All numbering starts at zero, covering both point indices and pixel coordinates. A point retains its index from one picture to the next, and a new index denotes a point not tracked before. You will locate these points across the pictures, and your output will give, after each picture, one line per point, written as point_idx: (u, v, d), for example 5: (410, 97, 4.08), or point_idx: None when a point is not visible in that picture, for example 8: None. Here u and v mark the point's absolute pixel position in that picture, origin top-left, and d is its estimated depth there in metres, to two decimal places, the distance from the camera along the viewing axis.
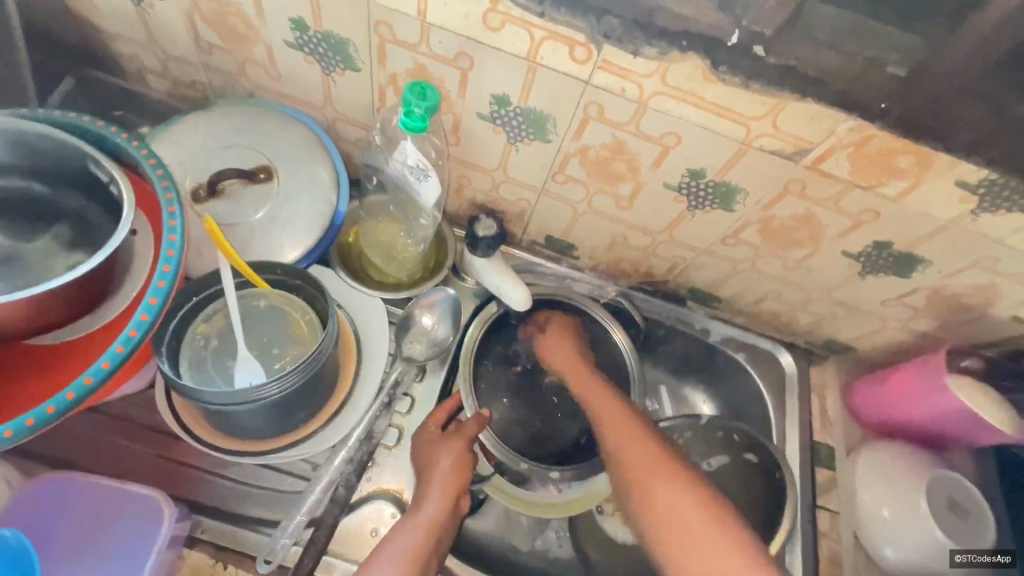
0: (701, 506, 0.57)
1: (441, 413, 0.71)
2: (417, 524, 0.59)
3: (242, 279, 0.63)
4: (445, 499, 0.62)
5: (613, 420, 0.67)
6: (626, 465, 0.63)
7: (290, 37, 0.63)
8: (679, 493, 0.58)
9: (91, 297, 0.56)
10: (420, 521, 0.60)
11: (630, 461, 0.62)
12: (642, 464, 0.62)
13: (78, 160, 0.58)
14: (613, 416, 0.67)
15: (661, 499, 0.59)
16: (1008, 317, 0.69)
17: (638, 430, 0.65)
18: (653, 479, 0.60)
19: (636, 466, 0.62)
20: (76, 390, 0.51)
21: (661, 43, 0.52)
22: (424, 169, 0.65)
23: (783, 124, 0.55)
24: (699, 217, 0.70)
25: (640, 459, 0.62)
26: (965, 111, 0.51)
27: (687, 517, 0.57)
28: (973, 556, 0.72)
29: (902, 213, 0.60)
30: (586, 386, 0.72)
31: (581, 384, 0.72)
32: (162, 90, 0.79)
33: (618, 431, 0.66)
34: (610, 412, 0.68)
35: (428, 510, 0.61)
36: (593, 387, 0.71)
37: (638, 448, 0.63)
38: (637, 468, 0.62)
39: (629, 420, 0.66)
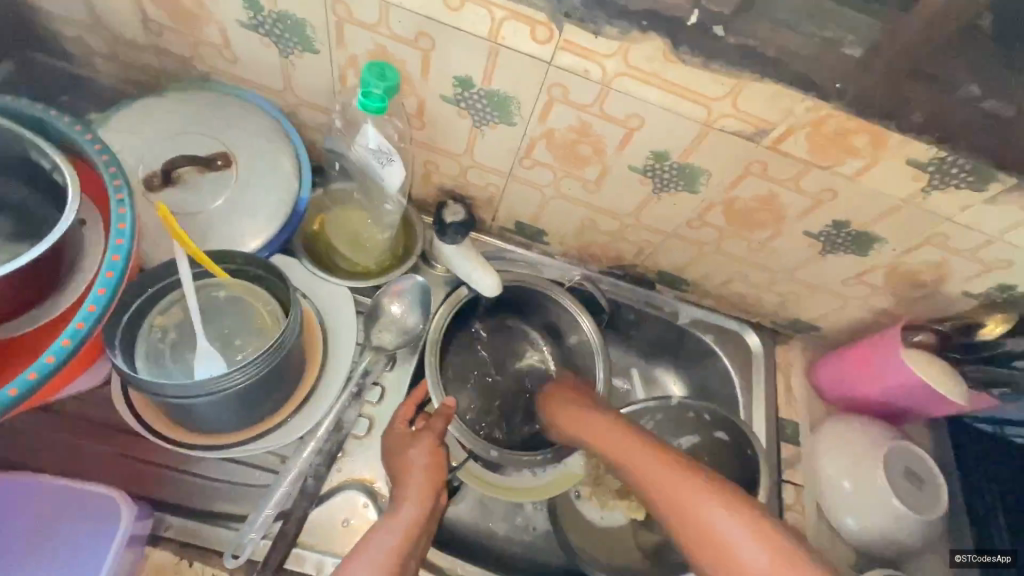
0: (758, 536, 0.55)
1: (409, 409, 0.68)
2: (394, 526, 0.57)
3: (201, 269, 0.61)
4: (422, 498, 0.60)
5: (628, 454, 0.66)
6: (671, 503, 0.60)
7: (243, 17, 0.61)
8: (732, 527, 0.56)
9: (34, 290, 0.53)
10: (397, 523, 0.57)
11: (677, 499, 0.60)
12: (684, 499, 0.59)
13: (15, 146, 0.55)
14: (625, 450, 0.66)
15: (718, 531, 0.57)
16: (959, 292, 0.72)
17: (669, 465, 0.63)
18: (704, 510, 0.58)
19: (682, 505, 0.59)
20: (20, 386, 0.48)
21: (622, 23, 0.52)
22: (388, 153, 0.64)
23: (743, 105, 0.56)
24: (665, 199, 0.70)
25: (684, 493, 0.60)
26: (916, 90, 0.52)
27: (754, 552, 0.55)
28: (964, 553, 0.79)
29: (859, 192, 0.61)
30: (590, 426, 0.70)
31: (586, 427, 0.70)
32: (109, 74, 0.75)
33: (646, 467, 0.64)
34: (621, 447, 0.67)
35: (404, 513, 0.58)
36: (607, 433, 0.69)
37: (677, 481, 0.61)
38: (679, 506, 0.60)
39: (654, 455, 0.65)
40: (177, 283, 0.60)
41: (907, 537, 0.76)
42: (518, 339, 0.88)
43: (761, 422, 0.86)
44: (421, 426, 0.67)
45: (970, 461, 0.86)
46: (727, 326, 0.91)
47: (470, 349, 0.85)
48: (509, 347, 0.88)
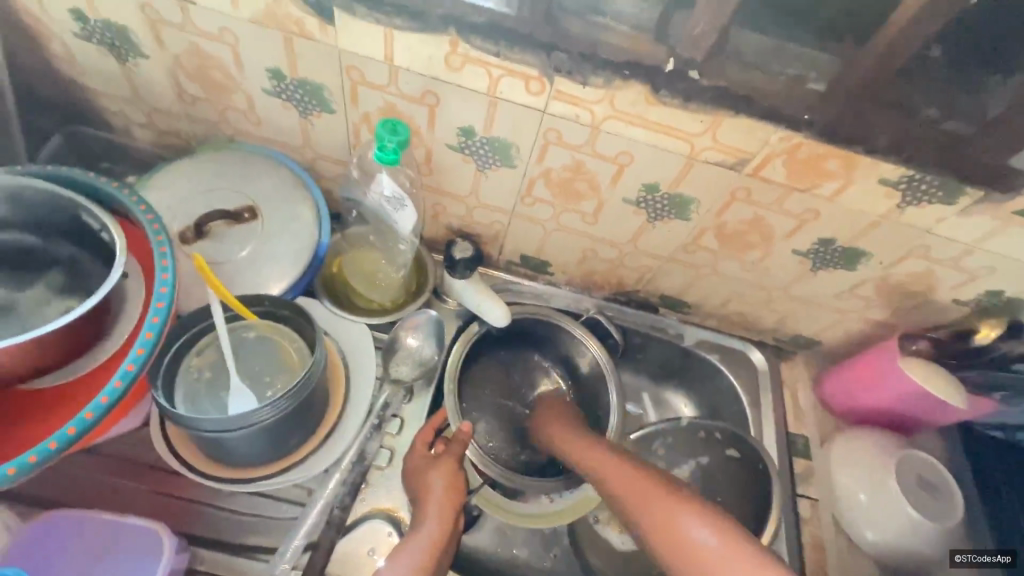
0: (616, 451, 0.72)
1: (428, 432, 0.72)
2: (420, 543, 0.60)
3: (232, 313, 0.66)
4: (443, 517, 0.63)
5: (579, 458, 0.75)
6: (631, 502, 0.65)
7: (267, 85, 0.68)
8: (689, 520, 0.60)
9: (86, 338, 0.59)
10: (421, 539, 0.61)
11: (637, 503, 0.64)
12: (651, 503, 0.64)
13: (70, 211, 0.62)
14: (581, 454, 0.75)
15: (666, 525, 0.61)
16: (949, 301, 0.75)
17: (645, 476, 0.67)
18: (659, 516, 0.62)
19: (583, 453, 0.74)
20: (77, 426, 0.54)
21: (606, 73, 0.58)
22: (401, 199, 0.69)
23: (722, 138, 0.61)
24: (659, 227, 0.75)
25: (645, 492, 0.65)
26: (882, 114, 0.56)
27: (704, 538, 0.59)
28: (975, 555, 0.80)
29: (840, 211, 0.66)
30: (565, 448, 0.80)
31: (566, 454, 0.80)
32: (146, 141, 0.83)
33: (616, 474, 0.69)
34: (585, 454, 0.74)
35: (426, 530, 0.62)
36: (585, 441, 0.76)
37: (646, 481, 0.66)
38: (646, 504, 0.64)
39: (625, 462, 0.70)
40: (211, 327, 0.65)
41: (925, 546, 0.76)
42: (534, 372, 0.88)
43: (772, 437, 0.88)
44: (442, 449, 0.70)
45: (983, 467, 0.86)
46: (731, 345, 0.94)
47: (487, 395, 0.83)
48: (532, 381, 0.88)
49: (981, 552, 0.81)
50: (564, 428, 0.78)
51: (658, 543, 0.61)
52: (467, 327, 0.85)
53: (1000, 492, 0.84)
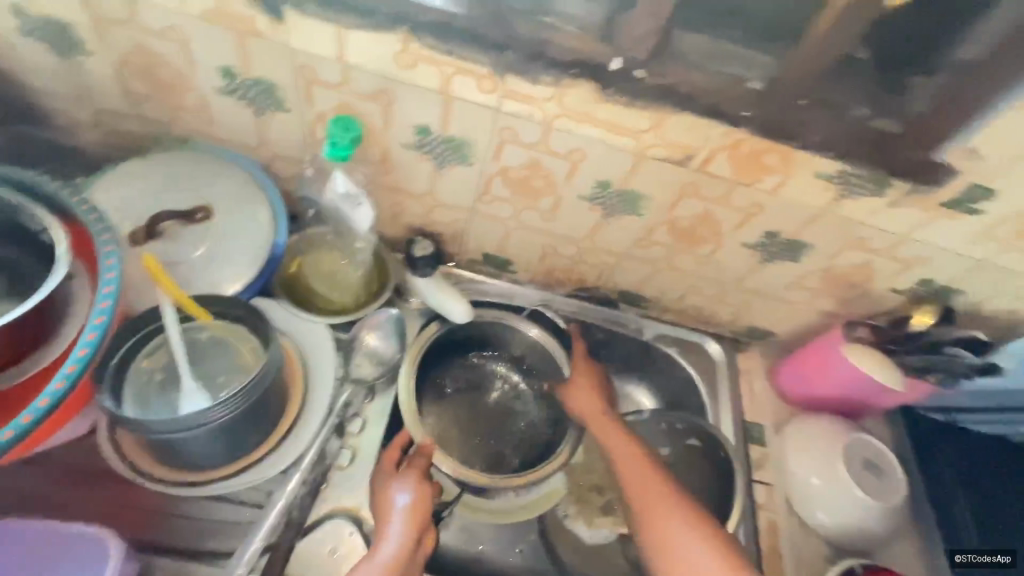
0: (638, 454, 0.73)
1: (395, 450, 0.72)
2: (378, 561, 0.59)
3: (184, 313, 0.65)
4: (404, 533, 0.63)
5: (625, 454, 0.74)
6: (637, 503, 0.69)
7: (218, 83, 0.68)
8: (690, 536, 0.64)
9: (27, 341, 0.57)
10: (381, 557, 0.60)
11: (646, 505, 0.68)
12: (655, 518, 0.67)
13: (9, 211, 0.60)
14: (626, 450, 0.74)
15: (667, 535, 0.65)
16: (887, 290, 0.79)
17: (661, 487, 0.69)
18: (662, 523, 0.66)
19: (615, 443, 0.75)
20: (14, 429, 0.52)
21: (554, 71, 0.59)
22: (356, 197, 0.70)
23: (668, 134, 0.63)
24: (615, 223, 0.77)
25: (656, 502, 0.68)
26: (815, 112, 0.60)
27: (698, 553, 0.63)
28: (972, 556, 0.82)
29: (782, 204, 0.69)
30: (596, 418, 0.79)
31: (600, 420, 0.79)
32: (94, 142, 0.81)
33: (634, 473, 0.72)
34: (624, 449, 0.74)
35: (386, 547, 0.61)
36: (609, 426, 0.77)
37: (662, 491, 0.69)
38: (651, 519, 0.67)
39: (644, 465, 0.72)
40: (162, 328, 0.64)
41: (871, 524, 0.80)
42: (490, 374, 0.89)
43: (729, 426, 0.91)
44: (408, 463, 0.70)
45: (926, 448, 0.90)
46: (689, 338, 0.96)
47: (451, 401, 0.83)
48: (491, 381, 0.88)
49: (979, 553, 0.82)
50: (599, 412, 0.79)
51: (649, 546, 0.66)
52: (427, 326, 0.85)
53: (942, 471, 0.89)
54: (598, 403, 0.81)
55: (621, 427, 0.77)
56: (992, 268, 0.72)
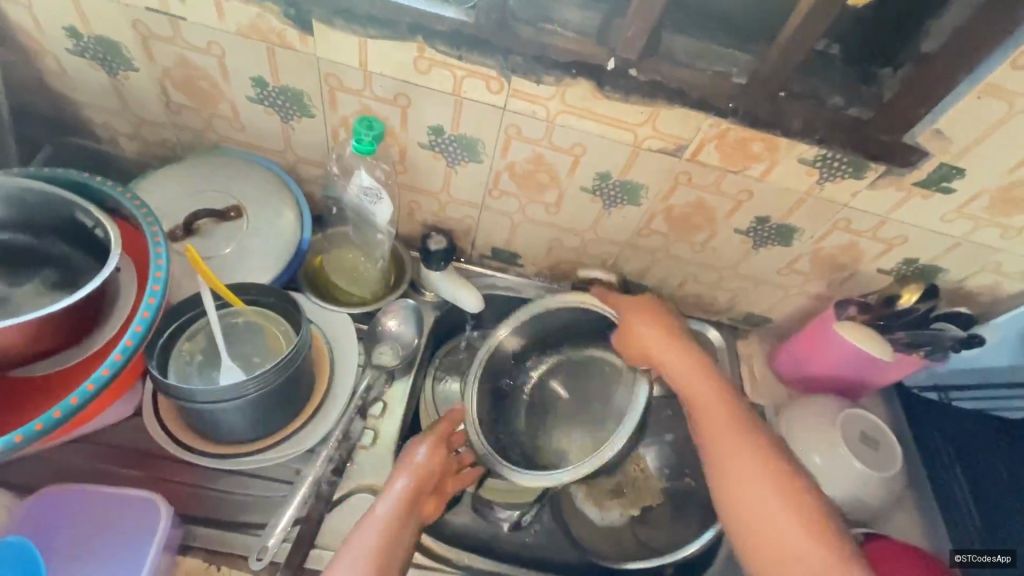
0: (715, 389, 0.76)
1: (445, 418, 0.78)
2: (374, 520, 0.65)
3: (222, 301, 0.71)
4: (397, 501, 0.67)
5: (691, 383, 0.77)
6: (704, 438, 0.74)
7: (251, 93, 0.75)
8: (752, 464, 0.70)
9: (84, 321, 0.63)
10: (377, 517, 0.65)
11: (716, 443, 0.73)
12: (728, 465, 0.71)
13: (67, 208, 0.66)
14: (692, 380, 0.77)
15: (729, 464, 0.71)
16: (874, 271, 0.84)
17: (732, 431, 0.73)
18: (730, 446, 0.72)
19: (687, 377, 0.77)
20: (80, 396, 0.57)
21: (556, 72, 0.66)
22: (377, 192, 0.75)
23: (661, 127, 0.70)
24: (615, 214, 0.83)
25: (723, 437, 0.73)
26: (794, 103, 0.66)
27: (754, 476, 0.69)
28: (972, 556, 0.83)
29: (769, 189, 0.75)
30: (674, 354, 0.79)
31: (669, 349, 0.79)
32: (133, 151, 0.87)
33: (710, 407, 0.75)
34: (691, 378, 0.77)
35: (380, 508, 0.66)
36: (672, 357, 0.79)
37: (730, 431, 0.73)
38: (723, 463, 0.72)
39: (725, 405, 0.75)
40: (201, 314, 0.70)
41: (870, 494, 0.84)
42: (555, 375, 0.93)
43: None
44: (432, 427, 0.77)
45: (920, 424, 0.94)
46: (690, 325, 1.01)
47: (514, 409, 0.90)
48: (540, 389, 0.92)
49: (979, 552, 0.83)
50: (661, 339, 0.81)
51: (716, 489, 0.71)
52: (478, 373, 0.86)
53: (936, 445, 0.92)
54: (658, 328, 0.81)
55: (692, 356, 0.79)
56: (968, 246, 0.77)
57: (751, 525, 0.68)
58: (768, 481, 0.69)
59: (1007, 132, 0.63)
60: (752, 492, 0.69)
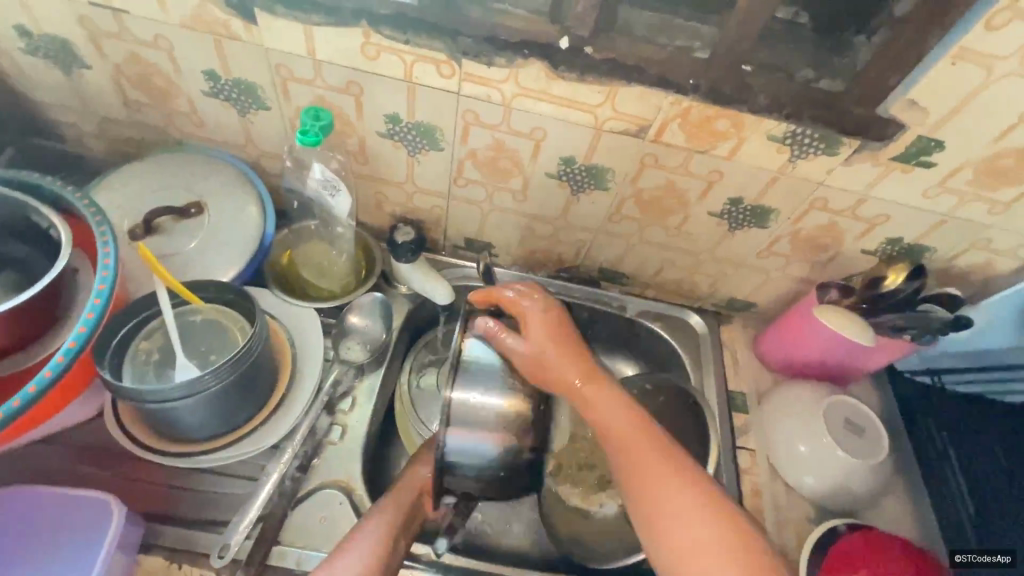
0: (612, 399, 0.64)
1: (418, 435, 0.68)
2: (383, 509, 0.65)
3: (179, 299, 0.71)
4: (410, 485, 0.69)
5: (592, 401, 0.65)
6: (621, 464, 0.61)
7: (205, 87, 0.73)
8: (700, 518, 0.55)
9: (33, 324, 0.63)
10: (384, 505, 0.66)
11: (642, 481, 0.59)
12: (648, 500, 0.58)
13: (20, 210, 0.66)
14: (595, 400, 0.64)
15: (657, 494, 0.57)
16: (858, 251, 0.81)
17: (643, 450, 0.60)
18: (664, 498, 0.57)
19: (559, 374, 0.65)
20: (22, 398, 0.57)
21: (508, 52, 0.63)
22: (334, 184, 0.74)
23: (621, 108, 0.67)
24: (584, 199, 0.80)
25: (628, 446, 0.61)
26: (757, 76, 0.62)
27: (701, 531, 0.54)
28: (972, 555, 0.76)
29: (739, 169, 0.72)
30: (533, 360, 0.65)
31: (537, 358, 0.65)
32: (99, 150, 0.87)
33: (605, 415, 0.64)
34: (600, 404, 0.64)
35: (391, 497, 0.67)
36: (559, 361, 0.65)
37: (647, 449, 0.60)
38: (649, 497, 0.58)
39: (643, 437, 0.62)
40: (157, 313, 0.69)
41: (855, 482, 0.81)
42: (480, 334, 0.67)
43: (713, 396, 0.92)
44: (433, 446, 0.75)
45: (913, 410, 0.91)
46: (671, 312, 0.98)
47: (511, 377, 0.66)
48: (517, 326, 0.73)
49: (979, 552, 0.76)
50: (562, 347, 0.66)
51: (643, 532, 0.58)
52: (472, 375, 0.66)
53: (929, 431, 0.89)
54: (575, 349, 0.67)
55: (597, 371, 0.67)
56: (955, 222, 0.73)
57: None
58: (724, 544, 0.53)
59: (985, 101, 0.59)
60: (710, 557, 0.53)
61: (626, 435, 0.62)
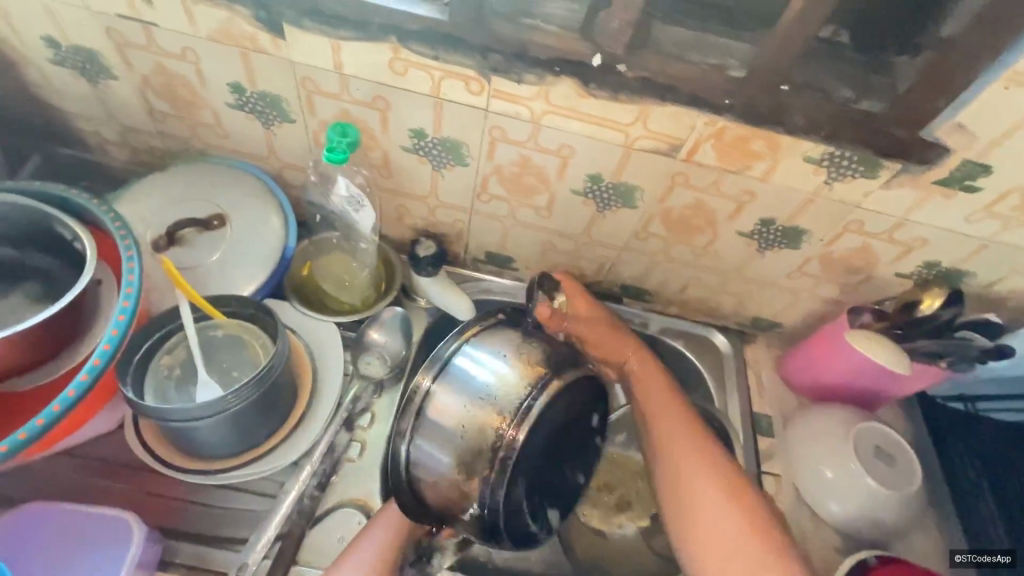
0: (657, 378, 0.79)
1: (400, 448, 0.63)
2: (389, 512, 0.67)
3: (201, 313, 0.70)
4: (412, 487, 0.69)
5: (644, 374, 0.79)
6: (657, 431, 0.73)
7: (230, 99, 0.73)
8: (709, 474, 0.67)
9: (59, 337, 0.62)
10: (390, 509, 0.67)
11: (670, 440, 0.71)
12: (669, 453, 0.70)
13: (45, 222, 0.66)
14: (645, 374, 0.79)
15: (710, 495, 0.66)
16: (892, 274, 0.78)
17: (677, 415, 0.74)
18: (683, 454, 0.70)
19: (610, 347, 0.82)
20: (46, 417, 0.57)
21: (539, 69, 0.62)
22: (359, 201, 0.74)
23: (652, 126, 0.65)
24: (610, 217, 0.79)
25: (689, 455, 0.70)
26: (796, 96, 0.60)
27: (706, 483, 0.67)
28: (973, 555, 0.79)
29: (772, 190, 0.69)
30: (591, 330, 0.82)
31: (590, 330, 0.81)
32: (122, 159, 0.87)
33: (660, 407, 0.75)
34: (647, 378, 0.79)
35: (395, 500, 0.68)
36: (611, 336, 0.82)
37: (706, 459, 0.69)
38: (671, 451, 0.71)
39: (677, 407, 0.75)
40: (179, 327, 0.69)
41: (885, 514, 0.78)
42: (490, 347, 0.60)
43: (736, 418, 0.89)
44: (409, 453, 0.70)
45: (944, 437, 0.88)
46: (694, 330, 0.96)
47: (503, 403, 0.57)
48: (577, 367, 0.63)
49: (979, 552, 0.79)
50: (607, 329, 0.82)
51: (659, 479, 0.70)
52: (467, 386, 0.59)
53: (962, 461, 0.86)
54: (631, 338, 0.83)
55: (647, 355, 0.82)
56: (997, 248, 0.70)
57: (702, 543, 0.64)
58: (723, 496, 0.66)
59: None
60: (709, 504, 0.65)
61: (665, 405, 0.75)
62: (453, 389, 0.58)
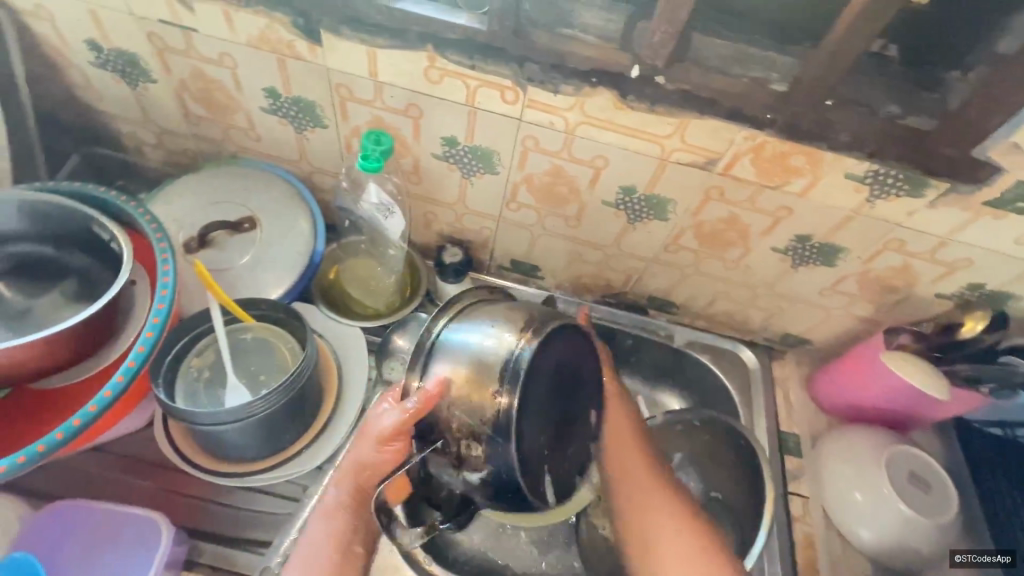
0: (629, 423, 0.67)
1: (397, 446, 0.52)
2: (329, 509, 0.56)
3: (231, 316, 0.71)
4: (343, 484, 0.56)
5: (614, 425, 0.65)
6: (627, 490, 0.65)
7: (264, 103, 0.73)
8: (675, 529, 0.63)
9: (96, 338, 0.63)
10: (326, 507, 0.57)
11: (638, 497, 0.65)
12: (644, 513, 0.64)
13: (84, 223, 0.67)
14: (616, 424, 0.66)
15: (670, 568, 0.61)
16: (932, 295, 0.76)
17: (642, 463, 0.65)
18: (651, 512, 0.64)
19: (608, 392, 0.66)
20: (82, 418, 0.58)
21: (575, 80, 0.61)
22: (388, 207, 0.74)
23: (689, 140, 0.64)
24: (641, 229, 0.77)
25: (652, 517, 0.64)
26: (841, 113, 0.58)
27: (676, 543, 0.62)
28: (972, 556, 0.79)
29: (810, 207, 0.68)
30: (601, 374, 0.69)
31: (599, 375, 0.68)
32: (157, 160, 0.88)
33: (626, 452, 0.65)
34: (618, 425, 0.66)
35: (332, 494, 0.56)
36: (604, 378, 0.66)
37: (664, 516, 0.64)
38: (645, 510, 0.64)
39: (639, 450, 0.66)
40: (210, 329, 0.70)
41: (920, 542, 0.76)
42: (480, 317, 0.50)
43: (763, 436, 0.87)
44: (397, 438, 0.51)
45: (981, 464, 0.85)
46: (720, 344, 0.94)
47: (493, 366, 0.47)
48: (563, 362, 0.50)
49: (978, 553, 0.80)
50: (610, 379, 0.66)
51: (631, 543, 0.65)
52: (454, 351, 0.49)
53: (1000, 489, 0.83)
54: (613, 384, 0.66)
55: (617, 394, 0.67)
56: None
57: None
58: (695, 553, 0.61)
59: None
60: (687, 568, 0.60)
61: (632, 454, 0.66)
62: (445, 355, 0.49)
